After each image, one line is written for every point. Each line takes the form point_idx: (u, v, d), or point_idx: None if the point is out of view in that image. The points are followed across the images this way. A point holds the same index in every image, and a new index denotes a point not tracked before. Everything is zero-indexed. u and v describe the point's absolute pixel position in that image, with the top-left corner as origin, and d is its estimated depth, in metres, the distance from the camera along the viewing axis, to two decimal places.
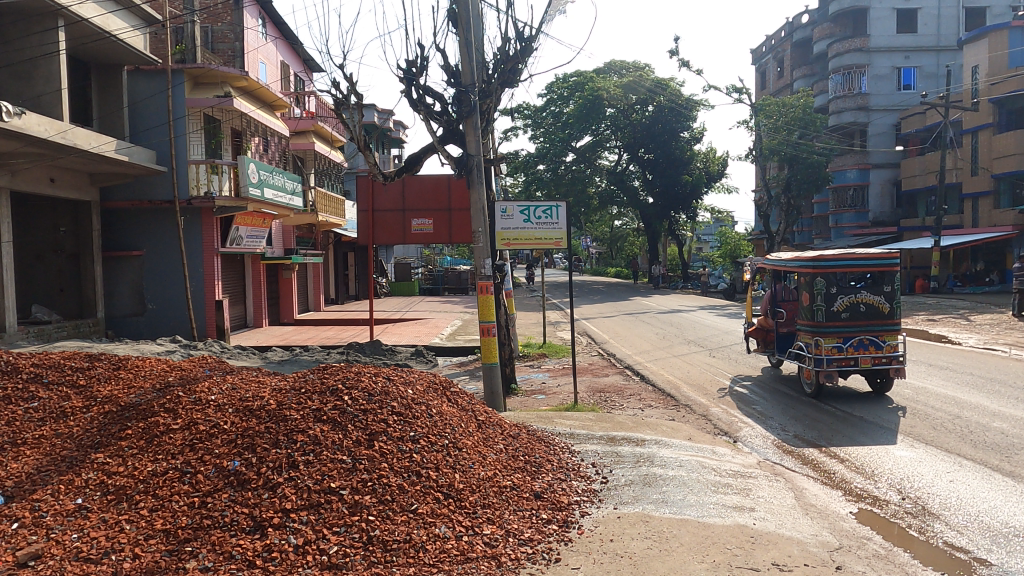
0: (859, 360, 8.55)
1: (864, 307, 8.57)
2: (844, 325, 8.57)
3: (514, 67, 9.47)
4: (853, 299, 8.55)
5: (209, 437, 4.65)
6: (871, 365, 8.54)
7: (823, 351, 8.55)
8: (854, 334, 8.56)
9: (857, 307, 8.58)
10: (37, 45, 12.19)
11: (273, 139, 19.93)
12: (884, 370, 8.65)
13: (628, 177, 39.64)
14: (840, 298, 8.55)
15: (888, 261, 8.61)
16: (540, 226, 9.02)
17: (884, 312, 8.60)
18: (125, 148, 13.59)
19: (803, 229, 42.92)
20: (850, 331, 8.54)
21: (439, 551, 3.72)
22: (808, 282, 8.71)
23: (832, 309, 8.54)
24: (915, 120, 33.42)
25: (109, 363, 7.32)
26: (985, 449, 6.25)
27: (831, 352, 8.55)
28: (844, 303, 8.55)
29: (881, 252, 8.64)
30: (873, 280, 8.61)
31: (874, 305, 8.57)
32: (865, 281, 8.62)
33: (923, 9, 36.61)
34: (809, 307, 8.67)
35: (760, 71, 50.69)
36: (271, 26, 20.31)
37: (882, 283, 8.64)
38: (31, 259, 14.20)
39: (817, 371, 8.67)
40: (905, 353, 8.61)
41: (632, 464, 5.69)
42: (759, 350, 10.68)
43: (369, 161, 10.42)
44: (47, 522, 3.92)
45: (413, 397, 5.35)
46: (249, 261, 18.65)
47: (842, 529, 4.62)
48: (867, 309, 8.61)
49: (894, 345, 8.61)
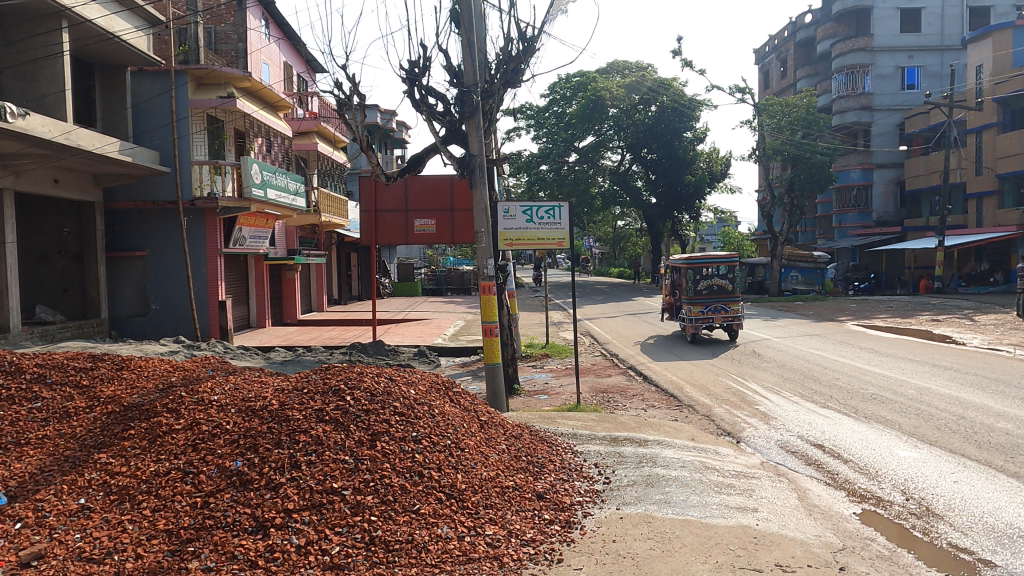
0: (714, 319, 14.49)
1: (717, 286, 14.52)
2: (706, 297, 14.52)
3: (517, 67, 9.48)
4: (709, 282, 14.49)
5: (212, 437, 4.66)
6: (722, 321, 14.44)
7: (692, 314, 14.47)
8: (712, 304, 14.48)
9: (712, 287, 14.52)
10: (41, 46, 12.23)
11: (276, 140, 19.96)
12: (730, 325, 14.62)
13: (631, 178, 39.66)
14: (702, 281, 14.50)
15: (733, 258, 14.39)
16: (543, 226, 9.01)
17: (728, 288, 14.56)
18: (128, 149, 13.62)
19: (807, 229, 42.85)
20: (709, 301, 14.46)
21: (441, 551, 3.71)
22: (684, 273, 14.64)
23: (698, 288, 14.50)
24: (919, 120, 33.38)
25: (113, 363, 7.33)
26: (989, 450, 6.23)
27: (697, 314, 14.49)
28: (705, 285, 14.50)
29: (728, 253, 14.39)
30: (723, 270, 14.47)
31: (723, 285, 14.50)
32: (718, 269, 14.55)
33: (927, 9, 36.48)
34: (686, 287, 14.62)
35: (763, 71, 50.62)
36: (274, 27, 20.35)
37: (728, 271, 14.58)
38: (35, 260, 14.25)
39: (691, 326, 14.56)
40: (742, 314, 14.52)
41: (635, 465, 5.68)
42: (670, 318, 16.38)
43: (372, 162, 10.42)
44: (50, 522, 3.92)
45: (415, 397, 5.36)
46: (253, 262, 18.68)
47: (846, 529, 4.60)
48: (719, 288, 14.56)
49: (735, 309, 14.52)
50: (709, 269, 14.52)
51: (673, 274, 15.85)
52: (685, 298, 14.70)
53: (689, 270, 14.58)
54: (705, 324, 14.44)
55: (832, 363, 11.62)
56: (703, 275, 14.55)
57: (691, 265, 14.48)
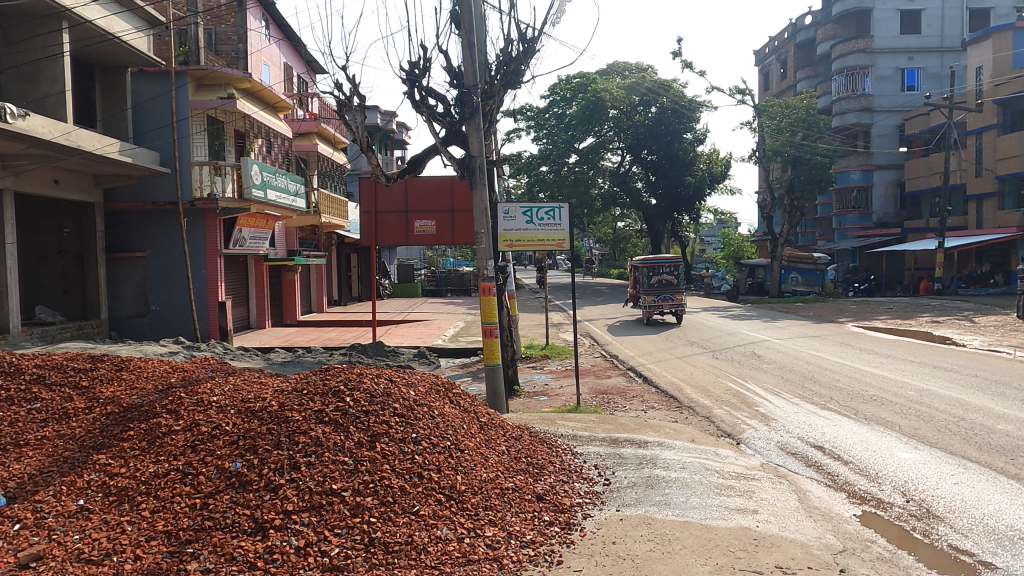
0: (663, 306, 18.75)
1: (666, 280, 18.74)
2: (657, 289, 18.76)
3: (517, 68, 9.48)
4: (659, 277, 18.74)
5: (211, 438, 4.65)
6: (669, 308, 18.67)
7: (646, 301, 18.76)
8: (662, 294, 18.75)
9: (662, 281, 18.81)
10: (41, 47, 12.23)
11: (276, 140, 19.96)
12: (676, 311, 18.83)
13: (631, 179, 39.69)
14: (654, 277, 18.76)
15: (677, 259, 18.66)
16: (544, 227, 9.00)
17: (675, 282, 18.78)
18: (128, 149, 13.62)
19: (807, 230, 42.86)
20: (659, 291, 18.70)
21: (441, 553, 3.70)
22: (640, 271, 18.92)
23: (650, 281, 18.77)
24: (919, 121, 33.45)
25: (112, 364, 7.33)
26: (989, 452, 6.22)
27: (650, 302, 18.77)
28: (656, 280, 18.79)
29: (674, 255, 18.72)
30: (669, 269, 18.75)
31: (670, 279, 18.72)
32: (667, 267, 18.79)
33: (927, 10, 36.49)
34: (641, 281, 18.87)
35: (764, 72, 50.63)
36: (274, 28, 20.35)
37: (675, 270, 18.87)
38: (35, 261, 14.25)
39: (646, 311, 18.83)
40: (685, 302, 18.73)
41: (634, 466, 5.67)
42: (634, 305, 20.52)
43: (371, 162, 10.41)
44: (48, 523, 3.91)
45: (415, 398, 5.36)
46: (252, 263, 18.68)
47: (846, 531, 4.59)
48: (668, 282, 18.77)
49: (680, 299, 18.74)
50: (661, 268, 18.77)
51: (634, 272, 20.08)
52: (642, 289, 18.94)
53: (645, 268, 18.82)
54: (657, 309, 18.66)
55: (832, 365, 11.62)
56: (655, 272, 18.79)
57: (647, 264, 18.70)
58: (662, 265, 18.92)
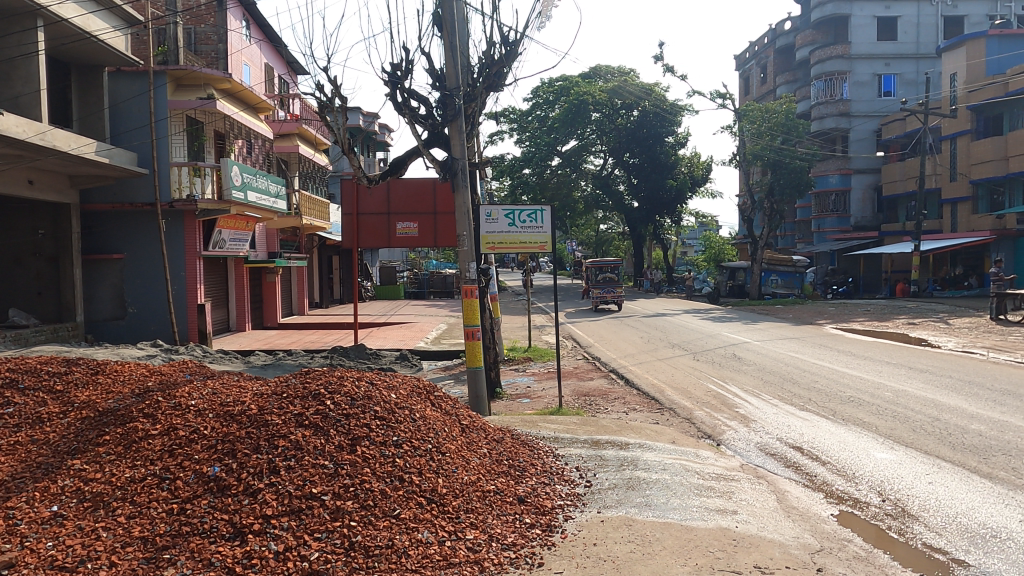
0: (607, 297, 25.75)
1: (610, 278, 25.69)
2: (603, 284, 25.69)
3: (499, 72, 9.51)
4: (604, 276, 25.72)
5: (189, 443, 4.60)
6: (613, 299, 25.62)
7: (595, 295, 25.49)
8: (607, 288, 25.64)
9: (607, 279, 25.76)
10: (15, 45, 12.01)
11: (256, 142, 19.78)
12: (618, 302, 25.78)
13: (613, 182, 39.89)
14: (601, 275, 25.73)
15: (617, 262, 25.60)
16: (525, 229, 9.01)
17: (617, 279, 25.78)
18: (105, 150, 13.44)
19: (787, 234, 43.37)
20: (604, 286, 25.66)
21: (422, 556, 3.69)
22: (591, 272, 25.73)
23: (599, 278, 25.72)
24: (897, 127, 34.13)
25: (87, 367, 7.21)
26: (963, 451, 6.33)
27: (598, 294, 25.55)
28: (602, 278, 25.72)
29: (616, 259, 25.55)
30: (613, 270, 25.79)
31: (613, 277, 25.72)
32: (610, 269, 25.81)
33: (904, 17, 37.12)
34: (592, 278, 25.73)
35: (744, 77, 51.16)
36: (255, 28, 20.18)
37: (616, 270, 25.86)
38: (9, 263, 13.92)
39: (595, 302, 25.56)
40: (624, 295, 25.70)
41: (615, 468, 5.69)
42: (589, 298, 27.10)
43: (353, 164, 10.35)
44: (21, 530, 3.84)
45: (396, 401, 5.33)
46: (232, 264, 18.48)
47: (824, 531, 4.64)
48: (611, 279, 25.75)
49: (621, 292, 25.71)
50: (606, 269, 25.78)
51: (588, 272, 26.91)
52: (593, 284, 25.81)
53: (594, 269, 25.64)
54: (603, 299, 25.54)
55: (811, 367, 11.75)
56: (602, 272, 25.73)
57: (597, 266, 25.60)
58: (607, 266, 25.82)
